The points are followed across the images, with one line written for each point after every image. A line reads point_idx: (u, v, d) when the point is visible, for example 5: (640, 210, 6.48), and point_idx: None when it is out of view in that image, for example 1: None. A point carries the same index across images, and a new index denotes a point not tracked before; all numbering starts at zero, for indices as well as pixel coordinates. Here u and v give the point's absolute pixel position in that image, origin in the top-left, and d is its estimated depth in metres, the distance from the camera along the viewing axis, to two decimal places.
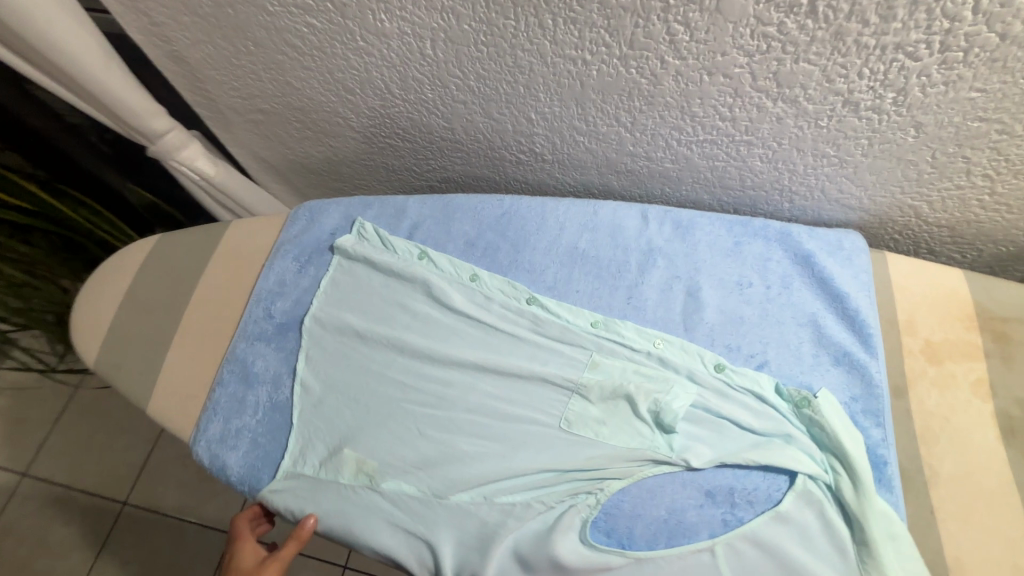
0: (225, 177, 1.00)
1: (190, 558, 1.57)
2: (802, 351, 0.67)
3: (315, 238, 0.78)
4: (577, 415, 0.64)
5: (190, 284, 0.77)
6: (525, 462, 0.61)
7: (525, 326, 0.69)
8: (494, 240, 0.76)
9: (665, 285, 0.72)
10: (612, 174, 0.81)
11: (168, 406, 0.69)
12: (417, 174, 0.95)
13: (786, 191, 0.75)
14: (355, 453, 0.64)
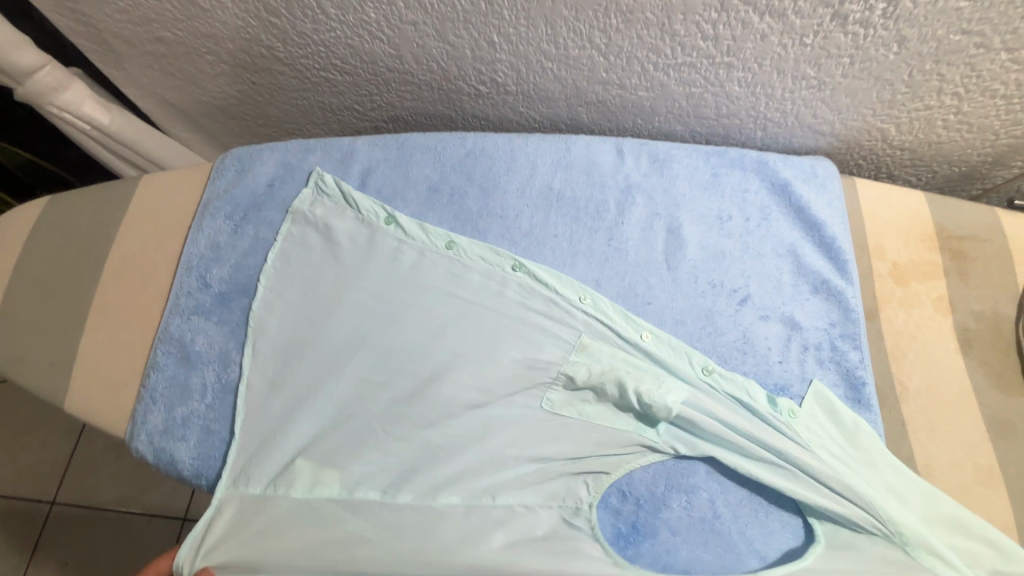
0: (123, 125, 0.83)
1: (140, 551, 1.46)
2: (782, 281, 0.67)
3: (249, 191, 0.66)
4: (561, 397, 0.59)
5: (99, 252, 0.64)
6: (514, 451, 0.57)
7: (512, 297, 0.62)
8: (460, 184, 0.68)
9: (646, 224, 0.68)
10: (581, 106, 0.75)
11: (90, 400, 0.59)
12: (360, 113, 0.83)
13: (761, 118, 0.73)
14: (311, 462, 0.56)
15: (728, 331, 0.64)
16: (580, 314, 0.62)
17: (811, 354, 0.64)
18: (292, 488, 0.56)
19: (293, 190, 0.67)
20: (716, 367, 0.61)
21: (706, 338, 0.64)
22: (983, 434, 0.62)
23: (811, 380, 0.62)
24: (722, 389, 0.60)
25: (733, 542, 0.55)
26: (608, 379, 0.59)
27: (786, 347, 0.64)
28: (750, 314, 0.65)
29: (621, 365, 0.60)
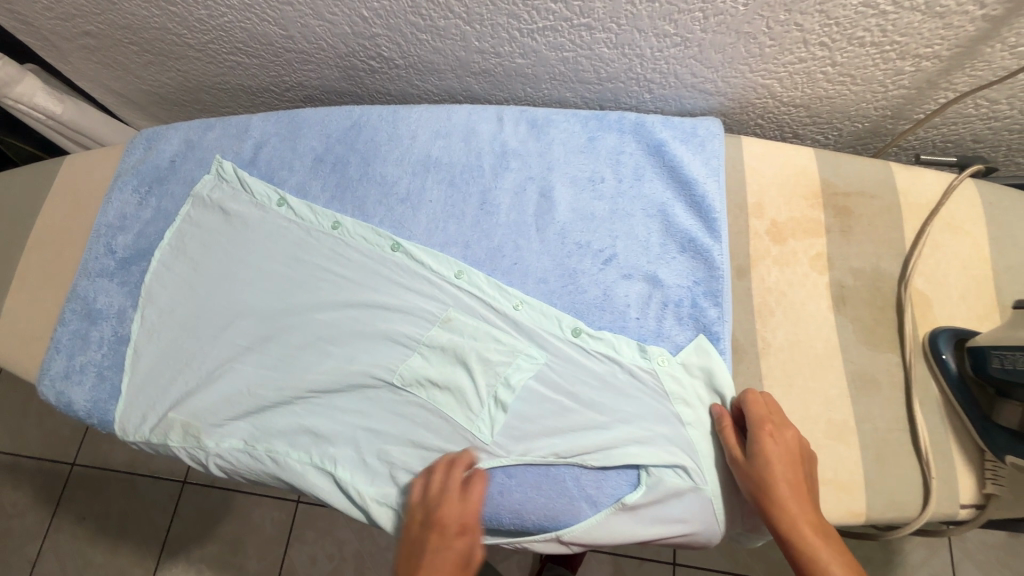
0: (75, 114, 0.93)
1: (144, 509, 1.62)
2: (650, 241, 0.67)
3: (155, 166, 0.73)
4: (411, 373, 0.62)
5: (27, 223, 0.73)
6: (362, 418, 0.61)
7: (387, 272, 0.67)
8: (343, 154, 0.73)
9: (519, 187, 0.71)
10: (469, 77, 0.77)
11: (17, 351, 0.68)
12: (279, 94, 0.89)
13: (642, 80, 0.73)
14: (181, 417, 0.62)
15: (589, 289, 0.66)
16: (453, 290, 0.66)
17: (669, 311, 0.64)
18: (165, 439, 0.62)
19: (193, 164, 0.73)
20: (585, 327, 0.63)
21: (566, 295, 0.65)
22: (841, 387, 0.61)
23: (674, 340, 0.63)
24: (591, 347, 0.63)
25: (564, 485, 0.59)
26: (460, 350, 0.63)
27: (645, 304, 0.65)
28: (613, 274, 0.66)
29: (479, 336, 0.64)
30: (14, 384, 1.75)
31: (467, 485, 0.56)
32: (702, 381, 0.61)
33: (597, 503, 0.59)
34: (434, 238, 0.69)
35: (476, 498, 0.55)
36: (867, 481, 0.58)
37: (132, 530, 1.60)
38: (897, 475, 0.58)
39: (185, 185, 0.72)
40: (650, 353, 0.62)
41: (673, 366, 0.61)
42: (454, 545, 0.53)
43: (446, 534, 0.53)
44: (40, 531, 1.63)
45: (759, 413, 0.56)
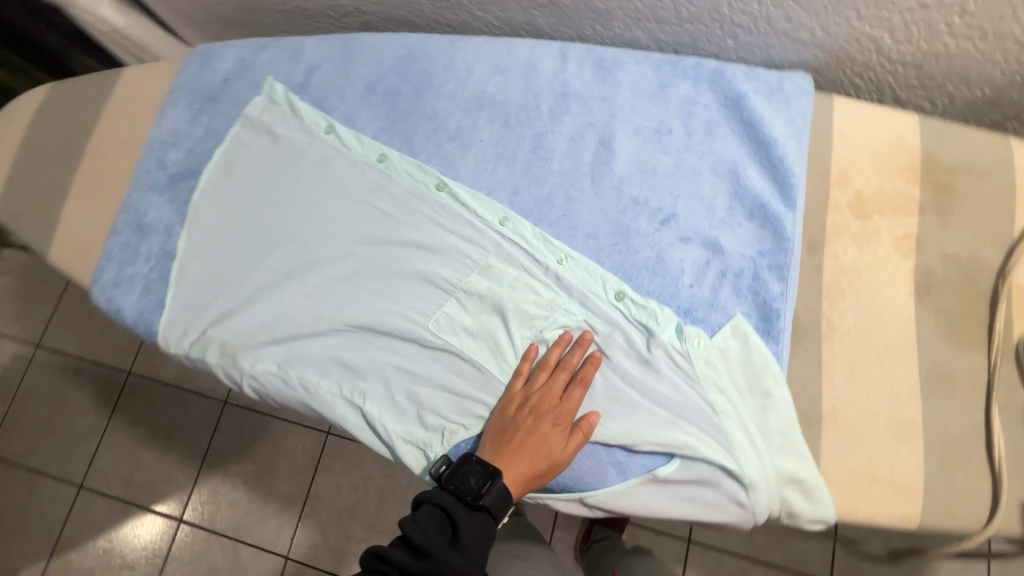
0: (136, 29, 0.93)
1: (190, 422, 1.73)
2: (715, 204, 0.62)
3: (208, 84, 0.72)
4: (446, 320, 0.61)
5: (85, 131, 0.73)
6: (395, 357, 0.60)
7: (430, 213, 0.65)
8: (395, 84, 0.69)
9: (577, 133, 0.66)
10: (534, 9, 0.71)
11: (68, 255, 0.69)
12: (335, 19, 0.85)
13: (727, 23, 0.65)
14: (220, 335, 0.63)
15: (641, 250, 0.61)
16: (497, 236, 0.64)
17: (727, 282, 0.59)
18: (203, 355, 0.63)
19: (245, 86, 0.71)
20: (630, 291, 0.59)
21: (616, 255, 0.62)
22: (911, 383, 0.55)
23: (730, 313, 0.58)
24: (632, 314, 0.59)
25: (595, 451, 0.56)
26: (499, 301, 0.60)
27: (701, 271, 0.60)
28: (669, 236, 0.62)
29: (519, 287, 0.61)
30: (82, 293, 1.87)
31: (579, 385, 0.56)
32: (740, 366, 0.56)
33: (626, 470, 0.56)
34: (482, 181, 0.66)
35: (575, 402, 0.56)
36: (926, 485, 0.53)
37: (179, 440, 1.72)
38: (962, 484, 0.53)
39: (236, 106, 0.71)
40: (685, 332, 0.57)
41: (708, 348, 0.56)
42: (546, 440, 0.55)
43: (544, 424, 0.55)
44: (98, 430, 1.77)
45: None
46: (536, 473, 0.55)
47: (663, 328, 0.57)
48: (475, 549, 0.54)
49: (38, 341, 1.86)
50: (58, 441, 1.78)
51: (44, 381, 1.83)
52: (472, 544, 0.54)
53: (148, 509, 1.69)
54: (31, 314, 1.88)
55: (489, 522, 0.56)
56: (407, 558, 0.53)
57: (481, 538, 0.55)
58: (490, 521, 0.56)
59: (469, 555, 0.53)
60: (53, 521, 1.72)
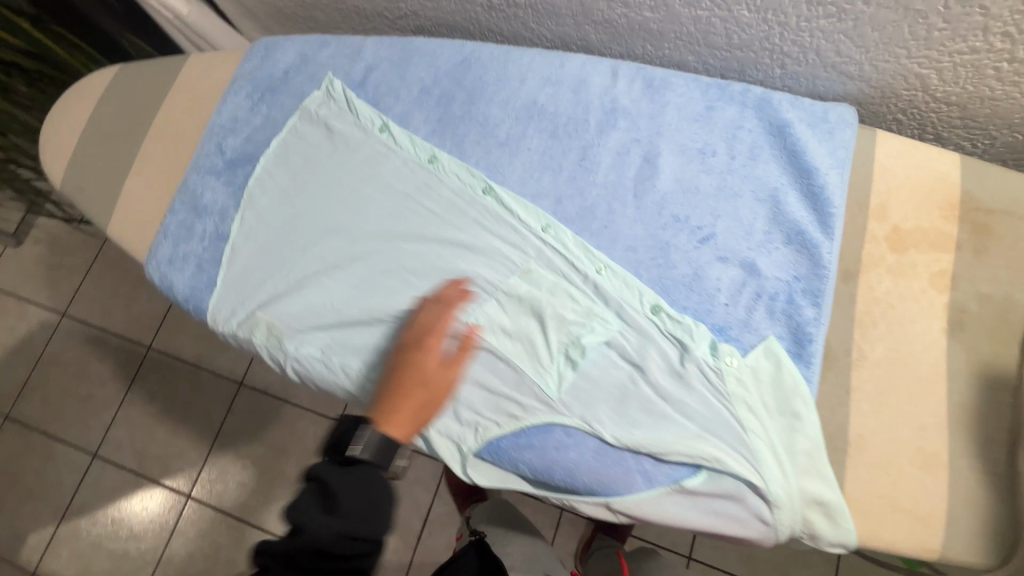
0: (198, 17, 0.97)
1: (206, 401, 1.76)
2: (754, 226, 0.63)
3: (269, 75, 0.75)
4: (486, 319, 0.63)
5: (150, 112, 0.76)
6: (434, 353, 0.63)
7: (476, 215, 0.68)
8: (450, 88, 0.72)
9: (623, 148, 0.67)
10: (589, 25, 0.73)
11: (127, 231, 0.72)
12: (391, 21, 0.88)
13: (777, 52, 0.67)
14: (266, 318, 0.66)
15: (679, 266, 0.63)
16: (538, 243, 0.66)
17: (762, 303, 0.61)
18: (249, 336, 0.65)
19: (304, 79, 0.74)
20: (666, 306, 0.61)
21: (654, 269, 0.63)
22: (939, 415, 0.56)
23: (763, 334, 0.59)
24: (667, 328, 0.60)
25: (623, 458, 0.58)
26: (538, 305, 0.63)
27: (737, 291, 0.61)
28: (707, 254, 0.63)
29: (557, 293, 0.63)
30: (112, 266, 1.92)
31: (454, 313, 0.63)
32: (770, 386, 0.57)
33: (652, 479, 0.57)
34: (528, 188, 0.68)
35: (435, 324, 0.62)
36: (948, 517, 0.54)
37: (193, 417, 1.75)
38: (984, 519, 0.54)
39: (295, 98, 0.74)
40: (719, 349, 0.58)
41: (740, 367, 0.58)
42: (400, 360, 0.61)
43: (417, 350, 0.61)
44: (116, 402, 1.81)
45: None
46: (393, 391, 0.60)
47: (696, 344, 0.59)
48: (347, 506, 0.59)
49: (65, 310, 1.91)
50: (77, 409, 1.82)
51: (68, 350, 1.88)
52: (361, 503, 0.59)
53: (159, 483, 1.72)
54: (60, 283, 1.93)
55: (365, 476, 0.62)
56: (288, 536, 0.58)
57: (365, 488, 0.61)
58: (361, 482, 0.61)
59: (355, 508, 0.59)
60: (66, 487, 1.76)
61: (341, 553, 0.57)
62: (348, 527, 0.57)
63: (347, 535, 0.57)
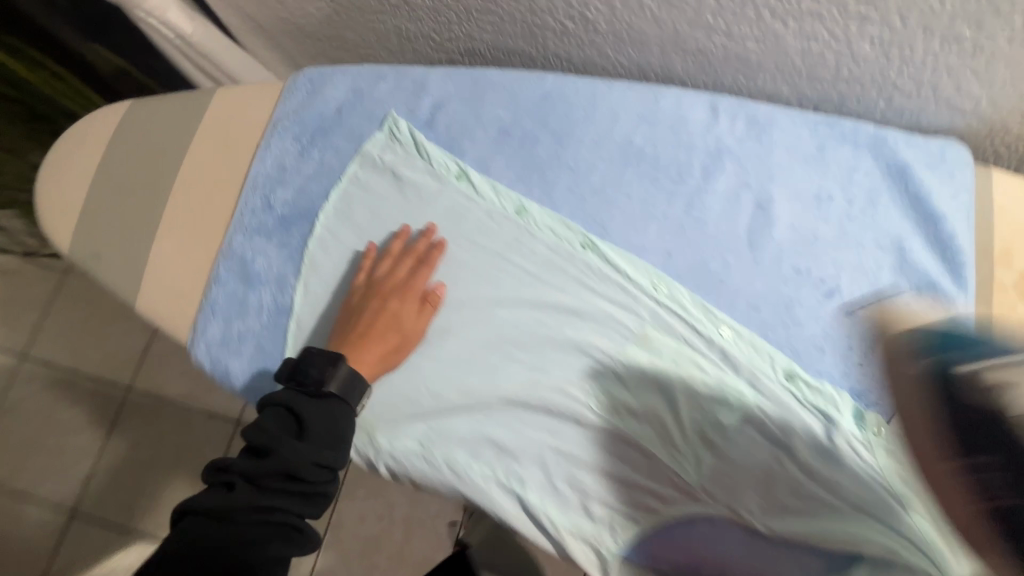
0: (204, 38, 0.84)
1: (199, 444, 1.60)
2: (879, 278, 0.59)
3: (318, 114, 0.64)
4: (609, 398, 0.58)
5: (173, 161, 0.64)
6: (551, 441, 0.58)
7: (578, 275, 0.61)
8: (533, 129, 0.64)
9: (732, 194, 0.62)
10: (678, 54, 0.67)
11: (161, 306, 0.61)
12: (436, 43, 0.79)
13: (888, 87, 0.62)
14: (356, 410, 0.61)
15: (807, 325, 0.59)
16: (651, 303, 0.60)
17: None
18: None
19: (361, 118, 0.64)
20: (801, 372, 0.57)
21: (780, 330, 0.59)
22: None
23: None
24: (806, 398, 0.56)
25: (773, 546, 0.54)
26: (662, 379, 0.58)
27: (871, 351, 0.57)
28: (834, 310, 0.59)
29: (682, 363, 0.58)
30: (77, 300, 1.72)
31: (421, 266, 0.62)
32: None
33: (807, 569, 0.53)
34: (633, 242, 0.61)
35: (417, 278, 0.62)
36: None
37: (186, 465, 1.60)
38: None
39: (351, 140, 0.64)
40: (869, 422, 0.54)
41: (895, 441, 0.53)
42: (392, 305, 0.61)
43: (391, 302, 0.61)
44: (93, 452, 1.63)
45: None
46: (385, 344, 0.61)
47: (842, 416, 0.55)
48: (326, 434, 0.54)
49: (24, 352, 1.70)
50: (47, 463, 1.63)
51: (31, 397, 1.67)
52: (318, 432, 0.54)
53: (151, 539, 1.57)
54: (16, 322, 1.71)
55: (336, 409, 0.56)
56: (247, 461, 0.52)
57: (333, 421, 0.55)
58: (339, 406, 0.56)
59: (321, 438, 0.54)
60: (41, 551, 1.57)
61: (301, 487, 0.52)
62: (318, 453, 0.52)
63: (319, 462, 0.52)
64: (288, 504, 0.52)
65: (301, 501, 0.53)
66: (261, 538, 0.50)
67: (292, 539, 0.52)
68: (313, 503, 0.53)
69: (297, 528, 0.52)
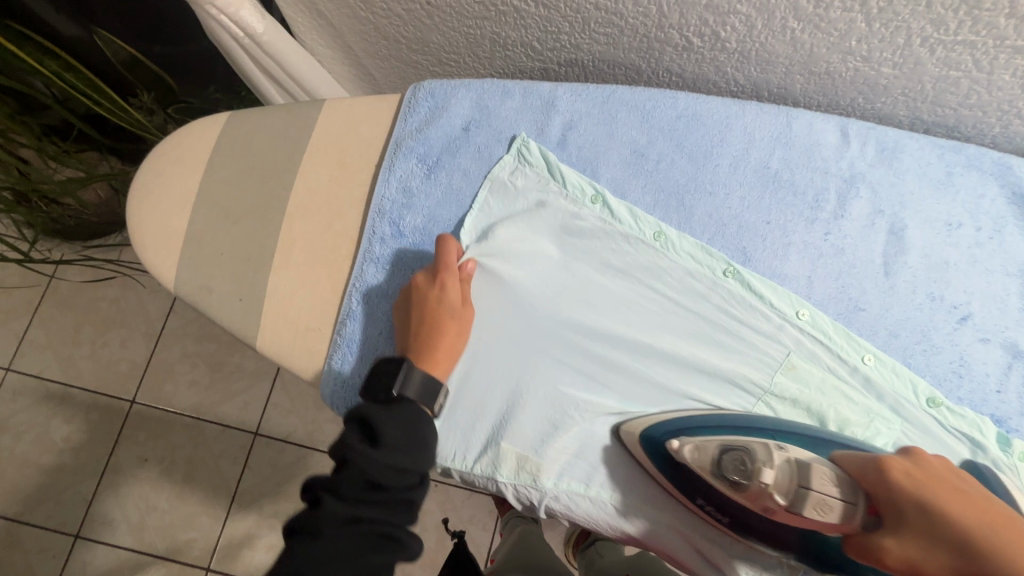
0: (274, 36, 0.76)
1: (213, 459, 1.33)
2: (1008, 303, 0.60)
3: (444, 132, 0.65)
4: None
5: (279, 184, 0.64)
6: None
7: (719, 303, 0.60)
8: (667, 151, 0.63)
9: (867, 221, 0.62)
10: (801, 75, 0.65)
11: (278, 336, 0.62)
12: (534, 52, 0.75)
13: (1010, 114, 0.61)
14: (514, 449, 0.59)
15: (944, 350, 0.59)
16: (794, 330, 0.59)
17: None
18: (496, 471, 0.59)
19: (488, 137, 0.64)
20: (944, 399, 0.58)
21: (921, 356, 0.59)
22: None
23: None
24: (950, 423, 0.57)
25: None
26: (813, 409, 0.58)
27: (1005, 376, 0.59)
28: (968, 336, 0.59)
29: (828, 391, 0.59)
30: (64, 306, 1.41)
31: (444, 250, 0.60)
32: None
33: None
34: (774, 271, 0.61)
35: (449, 262, 0.60)
36: None
37: None
38: None
39: (479, 162, 0.64)
40: (1012, 444, 0.56)
41: None
42: (435, 296, 0.58)
43: (431, 292, 0.59)
44: None
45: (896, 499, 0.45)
46: (448, 332, 0.58)
47: (987, 440, 0.57)
48: (403, 440, 0.50)
49: None
50: None
51: None
52: (394, 438, 0.50)
53: None
54: None
55: (416, 411, 0.53)
56: (328, 477, 0.50)
57: (409, 424, 0.52)
58: (414, 411, 0.53)
59: (396, 441, 0.50)
60: None
61: (385, 496, 0.48)
62: (395, 458, 0.49)
63: (396, 466, 0.49)
64: (374, 515, 0.48)
65: (389, 511, 0.49)
66: (352, 551, 0.46)
67: (384, 547, 0.48)
68: (403, 513, 0.49)
69: (388, 538, 0.48)
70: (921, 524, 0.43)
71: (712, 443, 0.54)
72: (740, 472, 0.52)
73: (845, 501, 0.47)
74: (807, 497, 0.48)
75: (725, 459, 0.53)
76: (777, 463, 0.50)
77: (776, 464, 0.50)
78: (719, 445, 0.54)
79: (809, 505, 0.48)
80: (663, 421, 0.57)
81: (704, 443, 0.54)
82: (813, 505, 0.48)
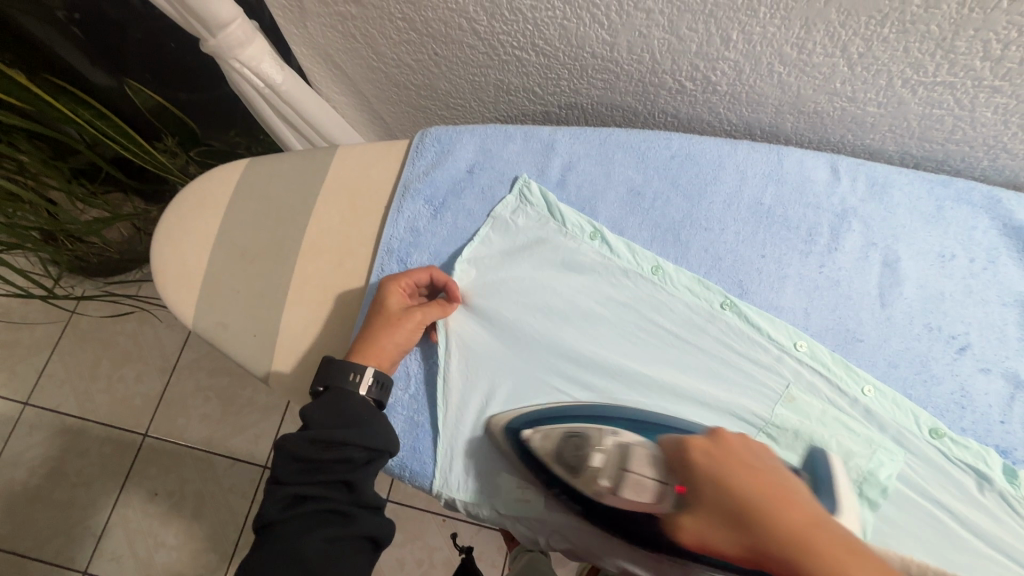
0: (293, 87, 0.82)
1: (224, 493, 1.33)
2: (1006, 333, 0.60)
3: (450, 175, 0.68)
4: None
5: (295, 225, 0.68)
6: None
7: (716, 335, 0.62)
8: (663, 189, 0.66)
9: (860, 253, 0.63)
10: (791, 114, 0.68)
11: (291, 370, 0.65)
12: (535, 96, 0.79)
13: (997, 149, 0.62)
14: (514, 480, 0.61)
15: (945, 381, 0.59)
16: (793, 361, 0.60)
17: None
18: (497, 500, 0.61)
19: (491, 178, 0.68)
20: (947, 430, 0.58)
21: (921, 387, 0.59)
22: None
23: None
24: (954, 455, 0.57)
25: None
26: (817, 441, 0.59)
27: (1008, 406, 0.58)
28: (968, 366, 0.60)
29: (827, 421, 0.59)
30: (84, 341, 1.45)
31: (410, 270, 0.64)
32: None
33: None
34: (771, 303, 0.62)
35: (407, 276, 0.64)
36: None
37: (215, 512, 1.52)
38: None
39: (483, 202, 0.67)
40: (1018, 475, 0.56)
41: None
42: (378, 294, 0.63)
43: (378, 291, 0.64)
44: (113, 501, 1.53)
45: (698, 470, 0.51)
46: (377, 328, 0.62)
47: (994, 472, 0.56)
48: (331, 420, 0.56)
49: None
50: None
51: None
52: (324, 420, 0.56)
53: None
54: None
55: (341, 395, 0.58)
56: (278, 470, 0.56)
57: (338, 407, 0.57)
58: (340, 395, 0.58)
59: (324, 424, 0.56)
60: None
61: (321, 474, 0.54)
62: (322, 436, 0.55)
63: (326, 443, 0.54)
64: (318, 493, 0.53)
65: (330, 487, 0.54)
66: (307, 527, 0.52)
67: (335, 519, 0.53)
68: (345, 487, 0.54)
69: (333, 512, 0.53)
70: (722, 506, 0.48)
71: (558, 430, 0.60)
72: (576, 456, 0.58)
73: (658, 480, 0.55)
74: (628, 479, 0.57)
75: (567, 443, 0.59)
76: (606, 446, 0.58)
77: (606, 448, 0.58)
78: (563, 432, 0.60)
79: (628, 485, 0.56)
80: (526, 411, 0.61)
81: (551, 430, 0.60)
82: (631, 485, 0.56)
